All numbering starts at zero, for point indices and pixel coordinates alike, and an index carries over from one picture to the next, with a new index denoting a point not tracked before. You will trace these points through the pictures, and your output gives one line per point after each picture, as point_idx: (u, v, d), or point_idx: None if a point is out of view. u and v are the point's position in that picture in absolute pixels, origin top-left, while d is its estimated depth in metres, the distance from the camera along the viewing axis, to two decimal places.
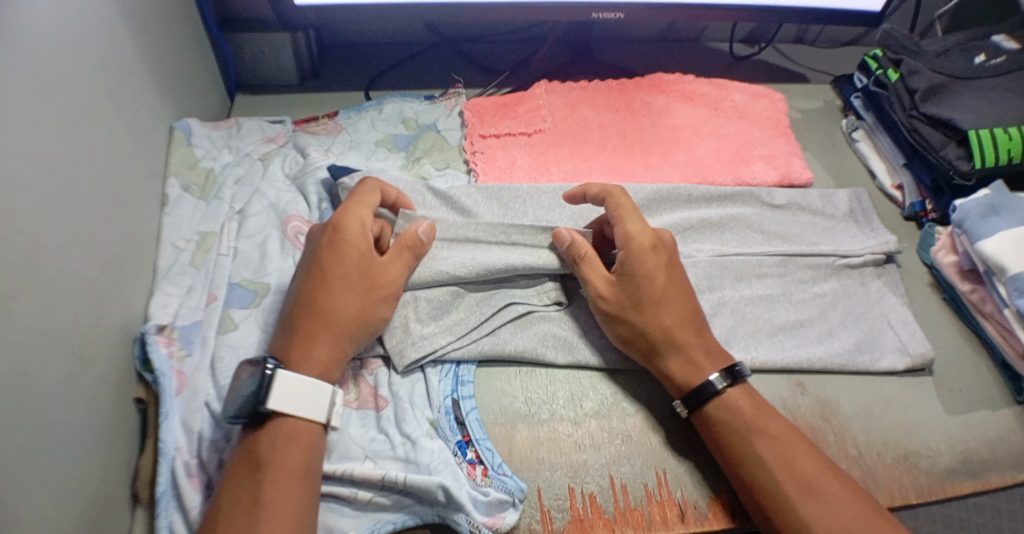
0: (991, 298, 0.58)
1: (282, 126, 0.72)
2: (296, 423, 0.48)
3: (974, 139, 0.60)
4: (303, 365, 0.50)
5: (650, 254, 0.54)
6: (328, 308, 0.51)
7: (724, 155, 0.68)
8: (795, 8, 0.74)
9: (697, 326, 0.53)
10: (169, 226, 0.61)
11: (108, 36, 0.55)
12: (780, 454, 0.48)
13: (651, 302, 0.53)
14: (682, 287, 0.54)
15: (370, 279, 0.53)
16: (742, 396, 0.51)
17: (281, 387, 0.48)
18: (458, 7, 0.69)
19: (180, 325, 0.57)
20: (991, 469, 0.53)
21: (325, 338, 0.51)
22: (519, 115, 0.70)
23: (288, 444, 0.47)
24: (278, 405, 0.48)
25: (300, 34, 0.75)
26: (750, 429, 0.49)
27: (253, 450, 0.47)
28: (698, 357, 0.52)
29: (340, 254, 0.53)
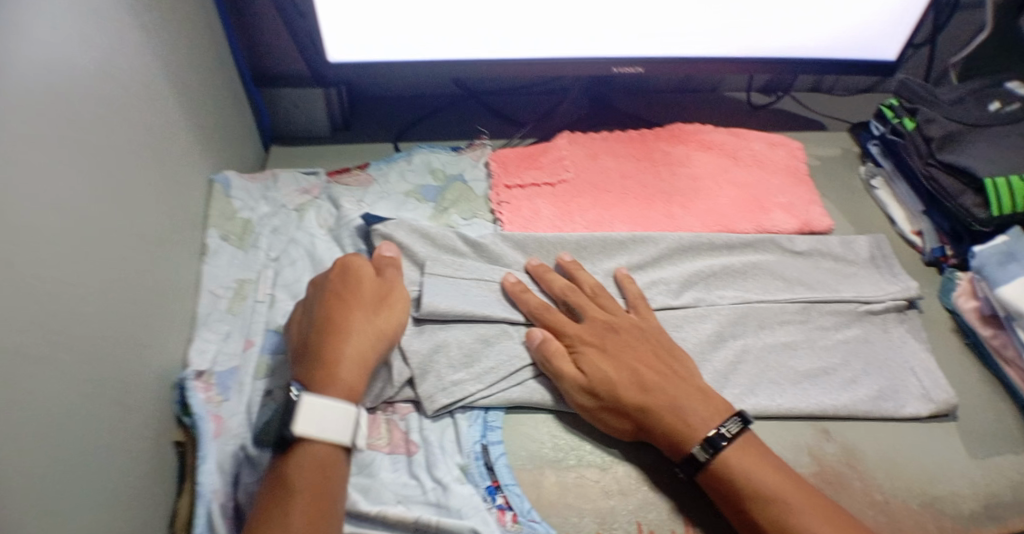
0: (1012, 344, 0.59)
1: (316, 178, 0.74)
2: (323, 448, 0.49)
3: (990, 188, 0.61)
4: (334, 383, 0.51)
5: (590, 346, 0.56)
6: (349, 329, 0.54)
7: (745, 204, 0.70)
8: (808, 60, 0.76)
9: (677, 386, 0.53)
10: (208, 275, 0.63)
11: (152, 99, 0.58)
12: (783, 521, 0.46)
13: (610, 385, 0.53)
14: (643, 350, 0.55)
15: (386, 304, 0.56)
16: (734, 454, 0.49)
17: (308, 412, 0.49)
18: (481, 63, 0.73)
19: (217, 371, 0.59)
20: (1019, 517, 0.53)
21: (347, 364, 0.52)
22: (542, 166, 0.72)
23: (316, 470, 0.48)
24: (303, 428, 0.49)
25: (332, 89, 0.78)
26: (750, 496, 0.48)
27: (283, 474, 0.48)
28: (692, 416, 0.51)
29: (352, 287, 0.56)
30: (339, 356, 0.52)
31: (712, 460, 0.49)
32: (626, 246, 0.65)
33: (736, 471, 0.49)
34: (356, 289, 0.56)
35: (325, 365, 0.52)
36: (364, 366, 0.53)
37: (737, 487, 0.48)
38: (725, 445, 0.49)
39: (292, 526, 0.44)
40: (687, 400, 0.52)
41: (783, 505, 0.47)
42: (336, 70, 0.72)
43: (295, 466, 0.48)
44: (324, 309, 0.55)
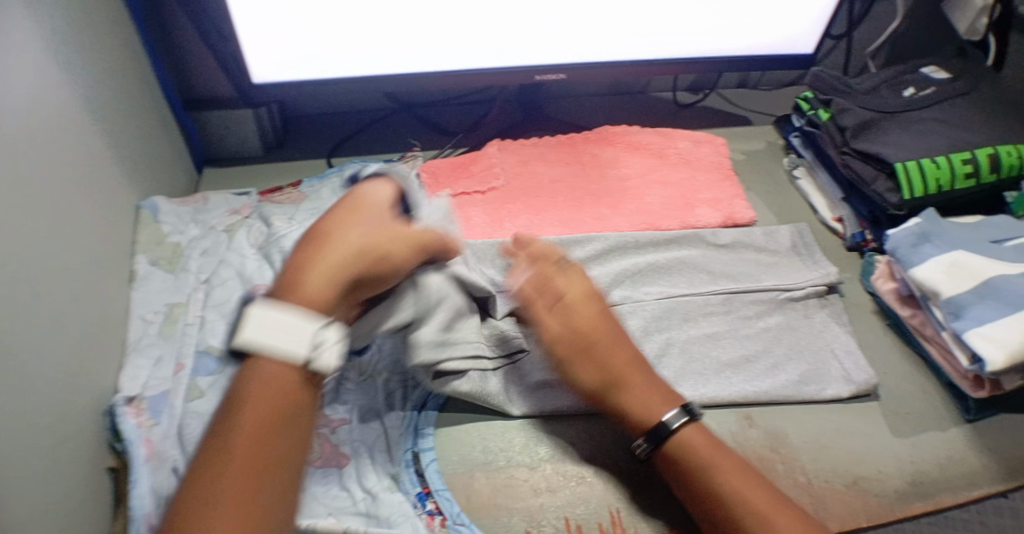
0: (930, 321, 0.60)
1: (248, 198, 0.74)
2: (274, 365, 0.44)
3: (901, 171, 0.63)
4: (303, 286, 0.47)
5: (580, 304, 0.55)
6: (337, 240, 0.49)
7: (672, 201, 0.71)
8: (728, 58, 0.78)
9: (639, 369, 0.52)
10: (138, 301, 0.64)
11: (77, 130, 0.58)
12: (742, 492, 0.45)
13: (592, 345, 0.53)
14: (615, 329, 0.54)
15: (388, 230, 0.51)
16: (694, 433, 0.49)
17: (261, 323, 0.45)
18: (410, 77, 0.74)
19: (148, 396, 0.58)
20: (945, 491, 0.54)
21: (325, 274, 0.48)
22: (472, 174, 0.73)
23: (275, 387, 0.44)
24: (251, 337, 0.44)
25: (262, 109, 0.79)
26: (710, 465, 0.47)
27: (235, 392, 0.44)
28: (652, 397, 0.51)
29: (359, 209, 0.52)
30: (315, 261, 0.48)
31: (678, 431, 0.49)
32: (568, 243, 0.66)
33: (700, 444, 0.48)
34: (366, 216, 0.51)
35: (297, 268, 0.49)
36: (336, 281, 0.48)
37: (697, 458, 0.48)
38: (688, 420, 0.49)
39: (242, 448, 0.41)
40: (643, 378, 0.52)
41: (739, 479, 0.46)
42: (262, 91, 0.72)
43: (254, 385, 0.44)
44: (323, 223, 0.51)
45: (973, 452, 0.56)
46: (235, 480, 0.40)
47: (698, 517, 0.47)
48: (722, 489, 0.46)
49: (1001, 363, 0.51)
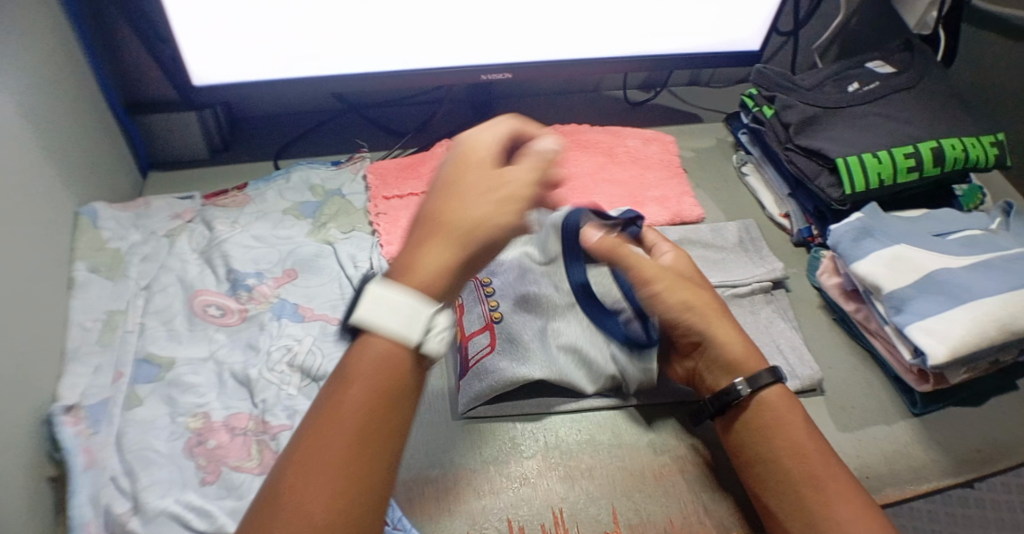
0: (873, 315, 0.61)
1: (191, 202, 0.73)
2: (387, 342, 0.41)
3: (843, 167, 0.63)
4: (415, 268, 0.43)
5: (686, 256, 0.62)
6: (445, 212, 0.44)
7: (620, 200, 0.72)
8: (677, 56, 0.79)
9: (727, 319, 0.56)
10: (77, 307, 0.60)
11: (15, 134, 0.56)
12: (819, 459, 0.48)
13: (704, 287, 0.60)
14: (705, 281, 0.61)
15: (492, 184, 0.45)
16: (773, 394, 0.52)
17: (379, 298, 0.41)
18: (356, 78, 0.73)
19: (88, 404, 0.54)
20: (896, 487, 0.54)
21: (436, 245, 0.43)
22: (421, 175, 0.74)
23: (375, 365, 0.40)
24: (366, 315, 0.41)
25: (207, 112, 0.78)
26: (793, 431, 0.50)
27: (345, 366, 0.41)
28: (734, 344, 0.54)
29: (460, 169, 0.46)
30: (427, 234, 0.44)
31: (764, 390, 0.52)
32: (530, 233, 0.64)
33: (789, 408, 0.51)
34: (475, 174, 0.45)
35: (413, 248, 0.44)
36: (457, 253, 0.43)
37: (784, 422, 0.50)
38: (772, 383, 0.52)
39: (343, 421, 0.38)
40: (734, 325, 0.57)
41: (821, 447, 0.49)
42: (203, 93, 0.71)
43: (359, 364, 0.40)
44: (433, 198, 0.45)
45: (919, 445, 0.57)
46: (332, 458, 0.37)
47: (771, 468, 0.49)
48: (798, 453, 0.48)
49: (943, 358, 0.52)
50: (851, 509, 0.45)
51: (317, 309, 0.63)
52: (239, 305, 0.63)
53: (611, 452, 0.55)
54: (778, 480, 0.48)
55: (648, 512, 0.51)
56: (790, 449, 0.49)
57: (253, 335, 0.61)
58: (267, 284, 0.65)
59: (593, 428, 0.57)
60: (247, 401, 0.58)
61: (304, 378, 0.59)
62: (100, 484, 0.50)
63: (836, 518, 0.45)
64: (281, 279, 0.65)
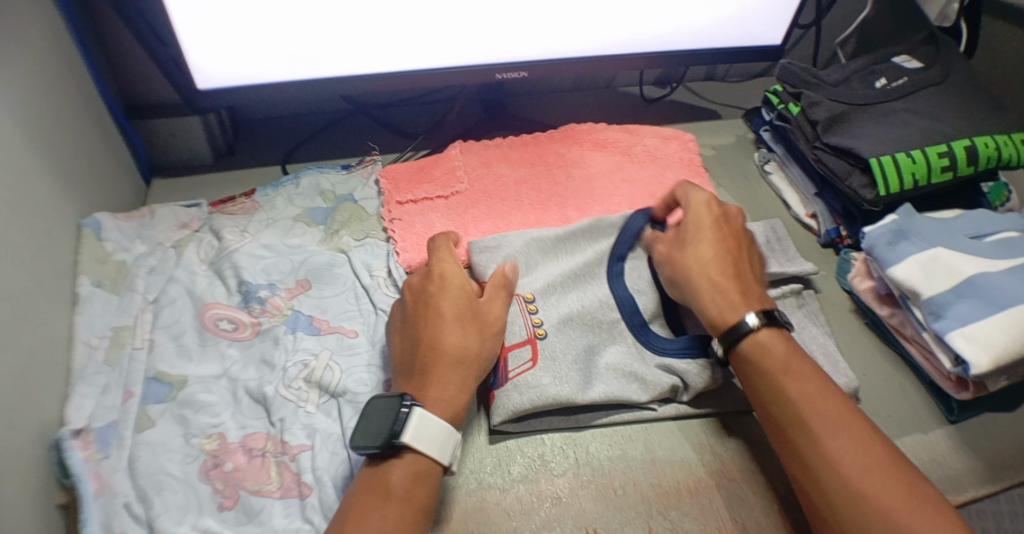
0: (909, 321, 0.59)
1: (197, 209, 0.70)
2: (424, 463, 0.46)
3: (876, 167, 0.62)
4: (430, 399, 0.48)
5: (705, 211, 0.60)
6: (440, 342, 0.51)
7: (642, 202, 0.70)
8: (695, 51, 0.76)
9: (739, 274, 0.56)
10: (82, 325, 0.57)
11: (9, 144, 0.53)
12: (809, 396, 0.48)
13: (704, 246, 0.57)
14: (728, 245, 0.58)
15: (470, 310, 0.53)
16: (770, 339, 0.51)
17: (419, 426, 0.46)
18: (368, 79, 0.70)
19: (96, 426, 0.52)
20: None
21: (448, 378, 0.50)
22: (435, 178, 0.72)
23: (413, 483, 0.45)
24: (413, 440, 0.46)
25: (211, 115, 0.76)
26: (775, 373, 0.50)
27: (383, 483, 0.45)
28: (732, 297, 0.54)
29: (439, 294, 0.53)
30: (432, 358, 0.50)
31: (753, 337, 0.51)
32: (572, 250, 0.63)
33: (776, 347, 0.51)
34: (453, 300, 0.53)
35: (424, 376, 0.50)
36: (467, 386, 0.50)
37: (769, 365, 0.50)
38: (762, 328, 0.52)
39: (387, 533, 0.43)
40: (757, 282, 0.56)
41: (810, 382, 0.49)
42: (208, 97, 0.68)
43: (403, 480, 0.45)
44: (422, 328, 0.52)
45: (957, 453, 0.55)
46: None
47: (773, 408, 0.49)
48: (786, 398, 0.49)
49: (986, 367, 0.50)
50: (846, 444, 0.46)
51: (332, 321, 0.61)
52: (252, 318, 0.61)
53: (644, 468, 0.53)
54: (775, 431, 0.49)
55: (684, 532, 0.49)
56: (779, 395, 0.49)
57: (267, 350, 0.59)
58: (279, 295, 0.62)
59: (624, 443, 0.55)
60: (263, 419, 0.55)
61: (323, 395, 0.56)
62: (112, 512, 0.48)
63: (830, 459, 0.45)
64: (294, 289, 0.63)
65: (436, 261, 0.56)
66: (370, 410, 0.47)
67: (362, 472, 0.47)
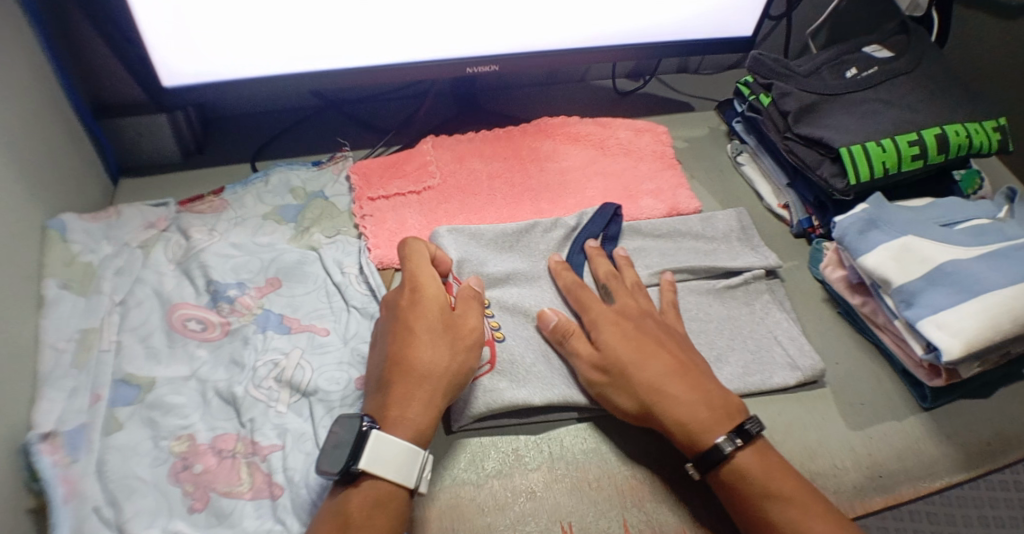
0: (880, 309, 0.59)
1: (165, 209, 0.69)
2: (384, 487, 0.46)
3: (846, 156, 0.62)
4: (390, 421, 0.48)
5: (611, 324, 0.55)
6: (409, 360, 0.50)
7: (614, 194, 0.70)
8: (668, 43, 0.76)
9: (693, 378, 0.51)
10: (48, 328, 0.56)
11: None
12: (791, 519, 0.46)
13: (630, 363, 0.52)
14: (667, 351, 0.53)
15: (444, 326, 0.52)
16: (752, 459, 0.48)
17: (376, 448, 0.46)
18: (338, 74, 0.69)
19: (65, 430, 0.51)
20: (906, 484, 0.53)
21: (416, 398, 0.49)
22: (407, 174, 0.71)
23: (373, 511, 0.45)
24: (370, 464, 0.45)
25: (178, 113, 0.75)
26: (755, 496, 0.47)
27: (343, 509, 0.45)
28: (701, 414, 0.49)
29: (414, 310, 0.52)
30: (396, 375, 0.50)
31: (731, 462, 0.48)
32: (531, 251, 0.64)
33: (759, 466, 0.48)
34: (426, 315, 0.52)
35: (386, 396, 0.49)
36: (433, 403, 0.49)
37: (750, 490, 0.47)
38: (742, 449, 0.48)
39: None
40: (699, 370, 0.52)
41: (791, 499, 0.46)
42: (176, 94, 0.67)
43: (364, 508, 0.45)
44: (391, 344, 0.51)
45: (931, 440, 0.56)
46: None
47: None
48: (769, 525, 0.46)
49: (957, 352, 0.51)
50: None
51: (304, 319, 0.61)
52: (221, 318, 0.60)
53: (619, 461, 0.53)
54: None
55: (659, 523, 0.50)
56: (764, 520, 0.46)
57: (236, 350, 0.58)
58: (249, 294, 0.62)
59: (598, 436, 0.55)
60: (234, 420, 0.55)
61: (294, 394, 0.56)
62: (82, 517, 0.47)
63: None
64: (264, 288, 0.62)
65: (410, 268, 0.55)
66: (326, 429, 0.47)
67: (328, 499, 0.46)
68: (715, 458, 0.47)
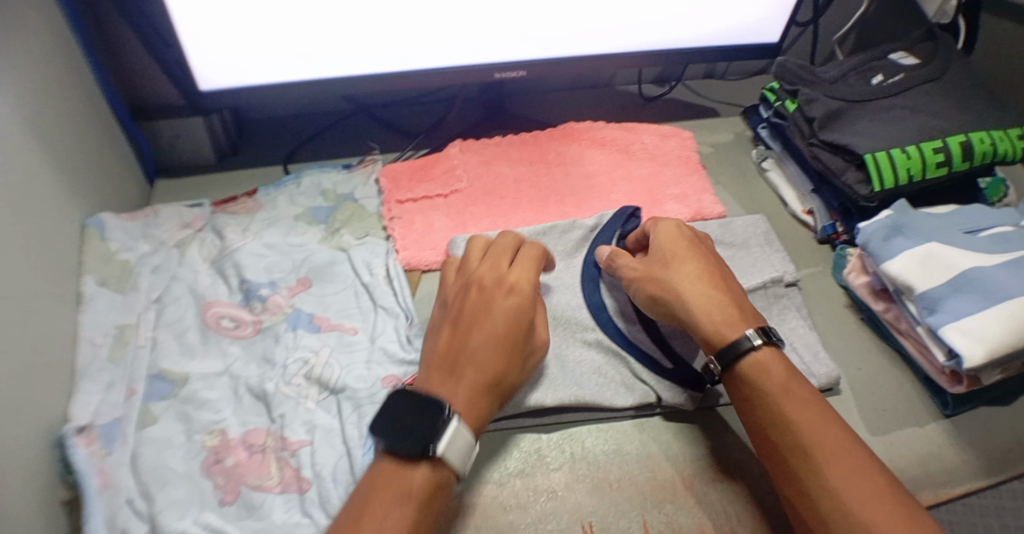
0: (903, 315, 0.59)
1: (199, 209, 0.71)
2: (445, 475, 0.45)
3: (871, 163, 0.62)
4: (462, 409, 0.47)
5: (672, 233, 0.58)
6: (495, 362, 0.50)
7: (639, 199, 0.71)
8: (693, 50, 0.76)
9: (725, 289, 0.54)
10: (87, 322, 0.58)
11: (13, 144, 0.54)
12: (807, 420, 0.46)
13: (672, 263, 0.56)
14: (712, 266, 0.56)
15: (526, 337, 0.52)
16: (769, 360, 0.50)
17: (454, 436, 0.45)
18: (367, 78, 0.71)
19: (101, 422, 0.53)
20: (930, 492, 0.53)
21: (486, 394, 0.49)
22: (434, 177, 0.73)
23: (427, 496, 0.44)
24: (446, 451, 0.44)
25: (213, 117, 0.77)
26: (772, 397, 0.48)
27: (399, 484, 0.44)
28: (728, 317, 0.52)
29: (513, 315, 0.52)
30: (477, 366, 0.49)
31: (747, 358, 0.50)
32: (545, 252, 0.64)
33: (774, 370, 0.49)
34: (521, 322, 0.52)
35: (460, 382, 0.48)
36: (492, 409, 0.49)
37: (766, 389, 0.48)
38: (761, 349, 0.50)
39: None
40: (736, 287, 0.55)
41: (805, 408, 0.47)
42: (211, 99, 0.69)
43: (420, 490, 0.44)
44: (480, 333, 0.51)
45: (955, 449, 0.56)
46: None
47: (772, 452, 0.47)
48: (784, 427, 0.47)
49: (979, 359, 0.51)
50: (845, 471, 0.44)
51: (334, 318, 0.62)
52: (253, 316, 0.62)
53: (640, 462, 0.54)
54: (777, 467, 0.47)
55: (680, 525, 0.50)
56: (777, 417, 0.47)
57: (267, 348, 0.60)
58: (280, 293, 0.63)
59: (619, 437, 0.55)
60: (263, 415, 0.56)
61: (322, 391, 0.57)
62: (116, 506, 0.49)
63: (831, 490, 0.43)
64: (296, 288, 0.64)
65: (516, 274, 0.55)
66: (399, 409, 0.45)
67: (376, 468, 0.45)
68: (736, 350, 0.50)
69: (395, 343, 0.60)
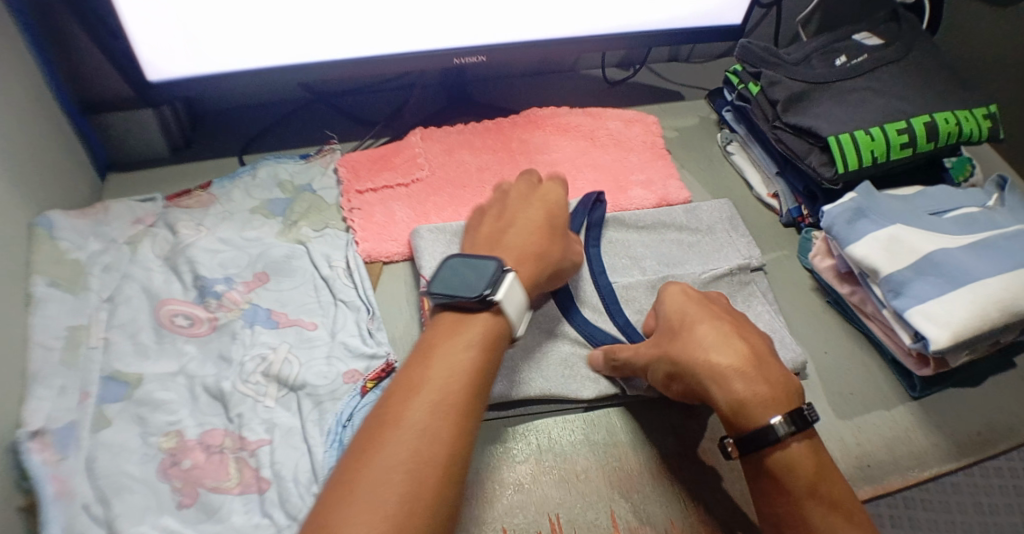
0: (869, 298, 0.59)
1: (152, 204, 0.69)
2: (501, 327, 0.45)
3: (835, 145, 0.61)
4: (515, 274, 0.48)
5: (681, 299, 0.53)
6: (539, 240, 0.52)
7: (604, 186, 0.70)
8: (657, 33, 0.75)
9: (750, 348, 0.48)
10: (38, 326, 0.54)
11: None
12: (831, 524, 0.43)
13: (684, 330, 0.50)
14: (730, 324, 0.50)
15: (561, 231, 0.55)
16: (801, 452, 0.45)
17: (509, 290, 0.46)
18: (323, 65, 0.69)
19: (55, 428, 0.50)
20: (896, 474, 0.53)
21: (532, 266, 0.50)
22: (395, 166, 0.71)
23: (485, 344, 0.44)
24: (504, 300, 0.45)
25: (164, 108, 0.74)
26: (798, 494, 0.44)
27: (457, 331, 0.44)
28: (758, 387, 0.46)
29: (549, 209, 0.55)
30: (520, 244, 0.51)
31: (778, 450, 0.45)
32: None
33: (805, 463, 0.45)
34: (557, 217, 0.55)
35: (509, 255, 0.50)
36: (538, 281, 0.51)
37: (793, 484, 0.44)
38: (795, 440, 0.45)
39: (450, 390, 0.40)
40: (762, 342, 0.49)
41: (832, 511, 0.43)
42: (161, 90, 0.67)
43: (476, 339, 0.44)
44: (520, 222, 0.53)
45: (919, 430, 0.56)
46: (443, 433, 0.38)
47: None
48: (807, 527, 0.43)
49: (945, 341, 0.51)
50: None
51: (291, 314, 0.61)
52: (209, 313, 0.60)
53: (606, 453, 0.53)
54: None
55: (647, 514, 0.50)
56: (800, 515, 0.44)
57: (224, 346, 0.58)
58: (236, 289, 0.61)
59: (585, 428, 0.55)
60: (222, 416, 0.55)
61: (282, 389, 0.56)
62: (72, 515, 0.47)
63: None
64: (252, 283, 0.62)
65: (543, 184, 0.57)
66: (454, 268, 0.46)
67: (432, 327, 0.45)
68: (767, 439, 0.45)
69: (356, 338, 0.59)
